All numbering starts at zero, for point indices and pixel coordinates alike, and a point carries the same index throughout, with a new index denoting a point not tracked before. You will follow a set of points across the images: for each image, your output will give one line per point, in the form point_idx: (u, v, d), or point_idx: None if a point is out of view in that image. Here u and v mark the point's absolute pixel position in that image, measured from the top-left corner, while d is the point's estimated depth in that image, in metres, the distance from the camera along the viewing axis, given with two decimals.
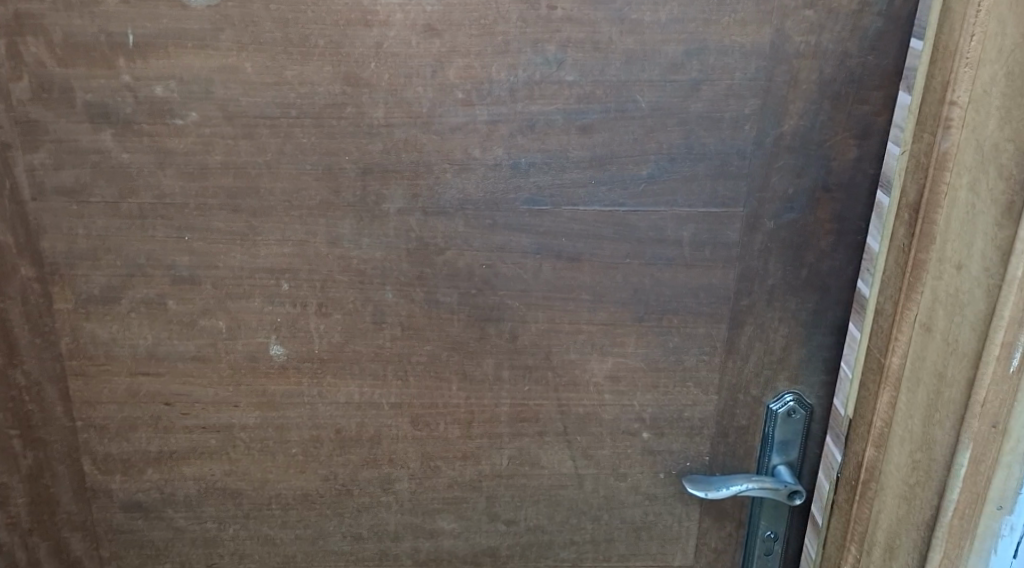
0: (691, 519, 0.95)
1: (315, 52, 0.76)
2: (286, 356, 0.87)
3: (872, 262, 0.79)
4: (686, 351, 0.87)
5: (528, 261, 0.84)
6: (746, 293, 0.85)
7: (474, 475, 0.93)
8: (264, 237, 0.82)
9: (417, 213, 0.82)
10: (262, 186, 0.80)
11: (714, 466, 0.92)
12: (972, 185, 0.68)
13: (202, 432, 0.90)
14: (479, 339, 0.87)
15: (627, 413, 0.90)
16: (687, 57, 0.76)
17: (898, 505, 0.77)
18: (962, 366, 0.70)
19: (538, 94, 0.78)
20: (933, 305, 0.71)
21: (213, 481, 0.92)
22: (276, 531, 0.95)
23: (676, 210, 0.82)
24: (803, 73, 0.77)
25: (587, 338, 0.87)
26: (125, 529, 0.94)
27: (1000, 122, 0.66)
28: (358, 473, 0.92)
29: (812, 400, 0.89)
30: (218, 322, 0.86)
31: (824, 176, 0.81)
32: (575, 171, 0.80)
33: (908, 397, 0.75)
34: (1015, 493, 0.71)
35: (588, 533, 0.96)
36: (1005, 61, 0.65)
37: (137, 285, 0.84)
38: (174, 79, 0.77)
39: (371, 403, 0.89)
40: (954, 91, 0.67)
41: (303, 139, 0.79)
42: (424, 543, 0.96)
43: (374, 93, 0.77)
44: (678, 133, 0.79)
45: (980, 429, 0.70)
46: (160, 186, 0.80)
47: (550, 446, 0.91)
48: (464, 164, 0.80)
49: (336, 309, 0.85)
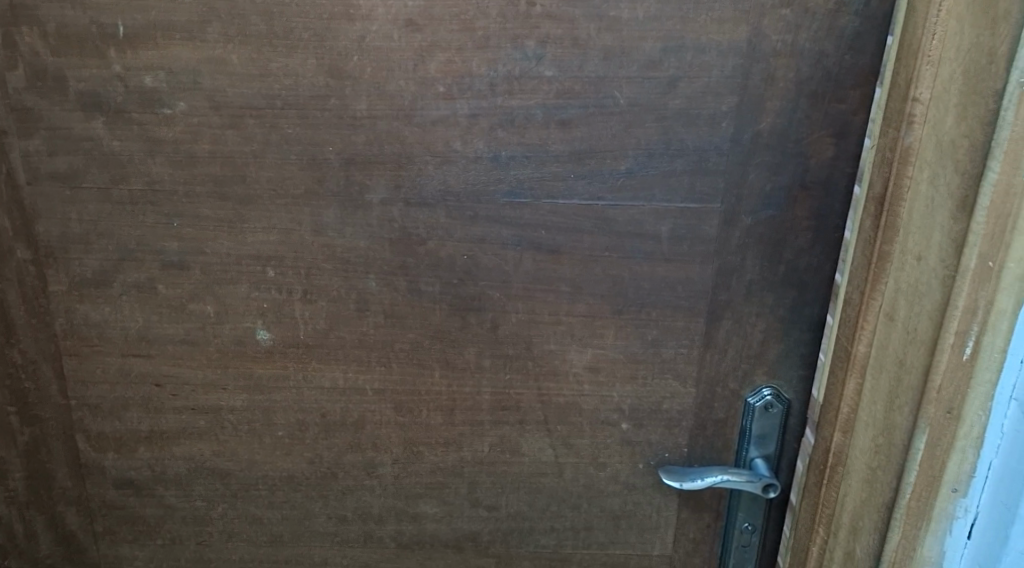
0: (670, 509, 0.97)
1: (299, 45, 0.78)
2: (272, 340, 0.90)
3: (847, 251, 0.81)
4: (664, 344, 0.89)
5: (508, 252, 0.85)
6: (724, 288, 0.86)
7: (456, 461, 0.95)
8: (250, 225, 0.84)
9: (400, 204, 0.83)
10: (249, 174, 0.82)
11: (693, 457, 0.94)
12: (933, 179, 0.68)
13: (192, 413, 0.93)
14: (461, 327, 0.89)
15: (606, 404, 0.91)
16: (665, 54, 0.77)
17: (861, 488, 0.78)
18: (921, 353, 0.71)
19: (518, 89, 0.79)
20: (895, 295, 0.72)
21: (202, 461, 0.95)
22: (262, 512, 0.98)
23: (654, 205, 0.83)
24: (780, 72, 0.78)
25: (567, 329, 0.88)
26: (118, 505, 0.98)
27: (958, 118, 0.66)
28: (343, 457, 0.95)
29: (789, 395, 0.91)
30: (206, 307, 0.88)
31: (802, 174, 0.81)
32: (554, 164, 0.82)
33: (872, 384, 0.76)
34: (968, 475, 0.72)
35: (568, 521, 0.98)
36: (963, 59, 0.65)
37: (128, 269, 0.86)
38: (163, 70, 0.79)
39: (355, 389, 0.92)
40: (916, 89, 0.68)
41: (288, 130, 0.81)
42: (407, 527, 0.98)
43: (356, 86, 0.79)
44: (656, 129, 0.80)
45: (936, 415, 0.71)
46: (150, 172, 0.83)
47: (530, 434, 0.93)
48: (445, 156, 0.82)
49: (321, 297, 0.87)
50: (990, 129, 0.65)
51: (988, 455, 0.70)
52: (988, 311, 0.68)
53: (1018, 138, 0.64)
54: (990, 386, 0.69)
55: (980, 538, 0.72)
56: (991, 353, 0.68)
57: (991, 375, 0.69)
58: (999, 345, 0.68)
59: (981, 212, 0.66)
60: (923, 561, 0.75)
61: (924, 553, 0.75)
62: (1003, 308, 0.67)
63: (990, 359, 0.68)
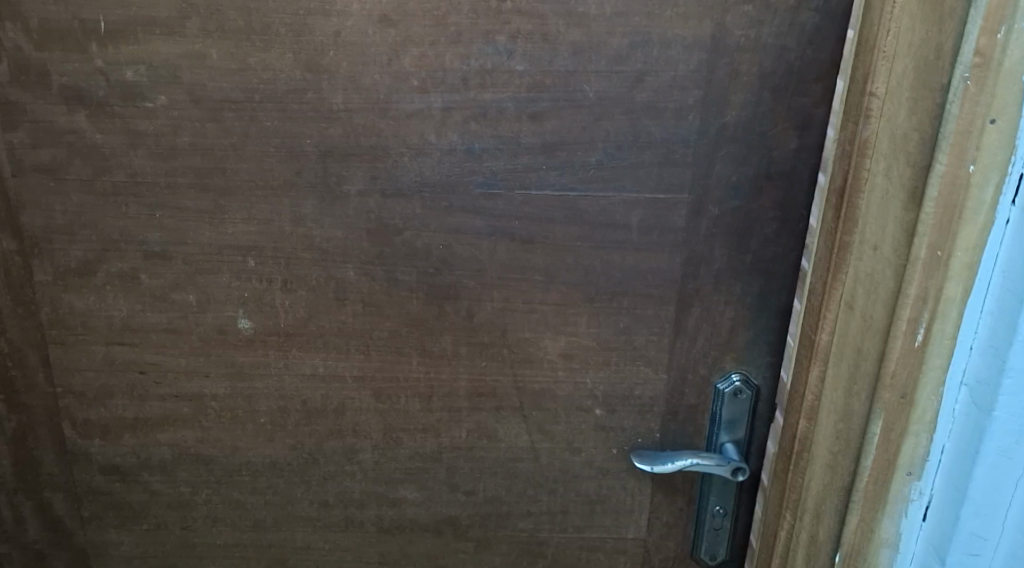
0: (643, 493, 0.99)
1: (276, 39, 0.80)
2: (253, 329, 0.92)
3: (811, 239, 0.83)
4: (636, 332, 0.91)
5: (483, 242, 0.87)
6: (693, 277, 0.89)
7: (434, 446, 0.97)
8: (230, 216, 0.86)
9: (377, 195, 0.86)
10: (229, 166, 0.85)
11: (665, 442, 0.96)
12: (887, 172, 0.71)
13: (175, 400, 0.95)
14: (438, 316, 0.91)
15: (580, 390, 0.94)
16: (632, 49, 0.80)
17: (824, 473, 0.80)
18: (875, 341, 0.75)
19: (490, 83, 0.81)
20: (855, 285, 0.75)
21: (186, 447, 0.98)
22: (245, 497, 1.00)
23: (623, 196, 0.85)
24: (743, 66, 0.80)
25: (541, 317, 0.91)
26: (104, 491, 1.00)
27: (910, 112, 0.69)
28: (324, 443, 0.97)
29: (758, 380, 0.93)
30: (188, 296, 0.90)
31: (766, 166, 0.83)
32: (526, 156, 0.84)
33: (834, 371, 0.77)
34: (921, 460, 0.77)
35: (544, 505, 1.00)
36: (915, 55, 0.68)
37: (112, 259, 0.88)
38: (144, 64, 0.81)
39: (334, 376, 0.94)
40: (872, 83, 0.70)
41: (267, 123, 0.83)
42: (387, 512, 1.01)
43: (333, 79, 0.81)
44: (625, 122, 0.82)
45: (891, 399, 0.76)
46: (132, 165, 0.85)
47: (506, 420, 0.96)
48: (420, 149, 0.84)
49: (300, 286, 0.90)
50: (936, 124, 0.69)
51: (940, 441, 0.76)
52: (938, 299, 0.72)
53: (963, 132, 0.68)
54: (940, 371, 0.74)
55: (935, 519, 0.78)
56: (941, 340, 0.73)
57: (941, 361, 0.73)
58: (949, 332, 0.73)
59: (929, 204, 0.71)
60: (882, 542, 0.80)
61: (882, 533, 0.80)
62: (951, 296, 0.72)
63: (941, 345, 0.73)
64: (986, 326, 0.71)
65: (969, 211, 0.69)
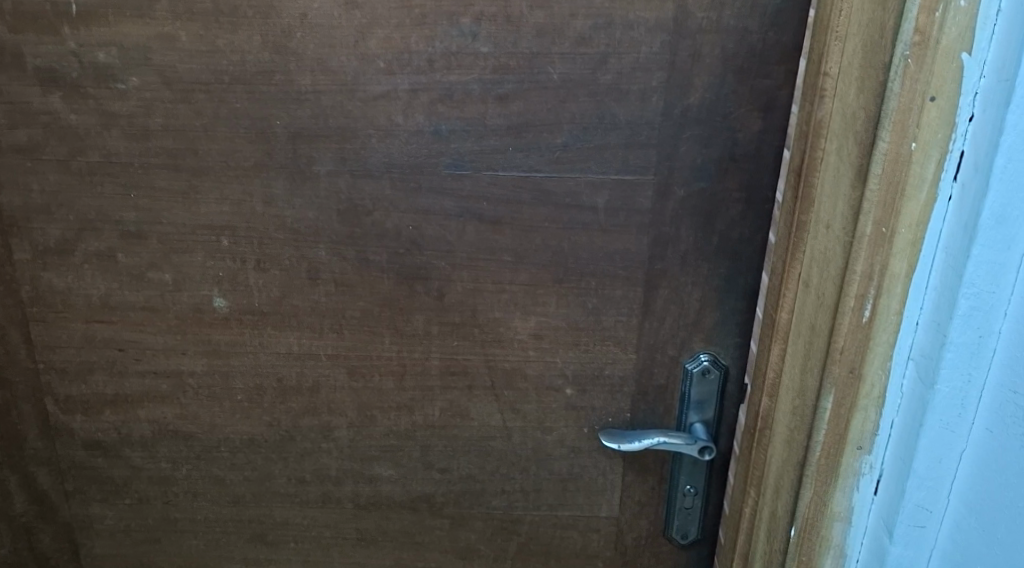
0: (615, 472, 1.00)
1: (243, 22, 0.81)
2: (228, 308, 0.93)
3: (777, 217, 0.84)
4: (605, 312, 0.92)
5: (451, 223, 0.89)
6: (660, 259, 0.89)
7: (408, 424, 0.99)
8: (204, 196, 0.88)
9: (346, 175, 0.87)
10: (201, 147, 0.86)
11: (635, 422, 0.97)
12: (839, 151, 0.72)
13: (154, 376, 0.97)
14: (409, 296, 0.92)
15: (550, 369, 0.95)
16: (595, 31, 0.80)
17: (782, 448, 0.82)
18: (825, 317, 0.76)
19: (455, 64, 0.82)
20: (811, 263, 0.76)
21: (166, 423, 1.00)
22: (224, 473, 1.02)
23: (589, 177, 0.86)
24: (706, 48, 0.80)
25: (510, 297, 0.92)
26: (88, 466, 1.02)
27: (860, 91, 0.70)
28: (300, 420, 0.99)
29: (726, 361, 0.94)
30: (164, 275, 0.92)
31: (731, 148, 0.84)
32: (493, 138, 0.85)
33: (792, 349, 0.79)
34: (871, 434, 0.78)
35: (518, 483, 1.01)
36: (865, 34, 0.69)
37: (89, 239, 0.90)
38: (115, 46, 0.82)
39: (309, 354, 0.96)
40: (827, 63, 0.71)
41: (236, 104, 0.84)
42: (364, 488, 1.02)
43: (300, 61, 0.82)
44: (589, 104, 0.83)
45: (840, 375, 0.77)
46: (106, 145, 0.86)
47: (479, 399, 0.97)
48: (388, 130, 0.85)
49: (273, 266, 0.91)
50: (881, 102, 0.70)
51: (889, 415, 0.77)
52: (883, 275, 0.73)
53: (904, 109, 0.69)
54: (888, 347, 0.75)
55: (885, 493, 0.79)
56: (887, 316, 0.74)
57: (887, 336, 0.75)
58: (894, 308, 0.74)
59: (873, 182, 0.72)
60: (835, 516, 0.82)
61: (836, 508, 0.81)
62: (896, 272, 0.73)
63: (887, 321, 0.74)
64: (931, 302, 0.73)
65: (911, 187, 0.70)
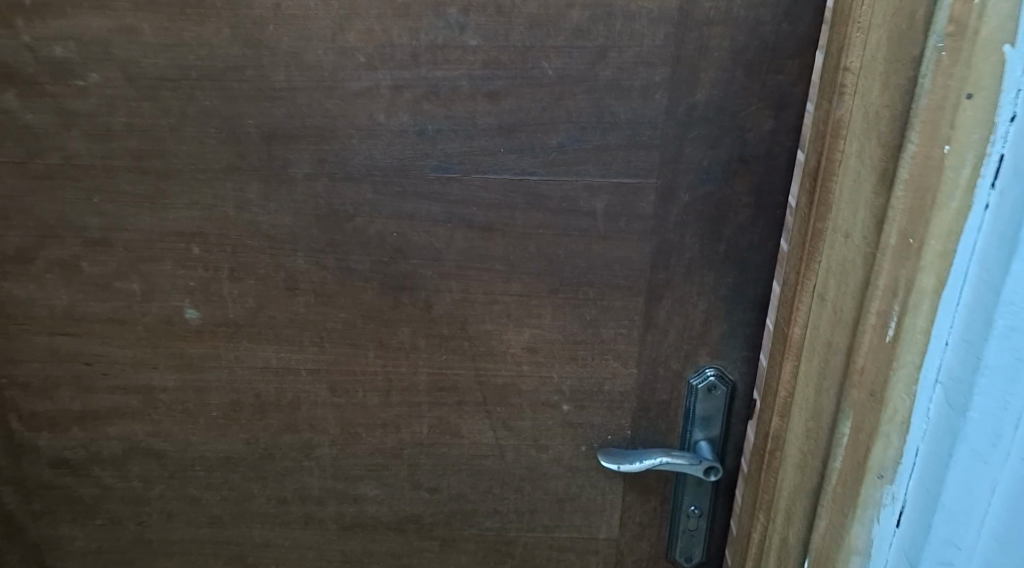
0: (615, 492, 0.94)
1: (211, 13, 0.75)
2: (201, 320, 0.87)
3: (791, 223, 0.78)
4: (604, 324, 0.86)
5: (439, 230, 0.82)
6: (663, 267, 0.83)
7: (395, 442, 0.93)
8: (172, 201, 0.82)
9: (325, 179, 0.81)
10: (168, 149, 0.80)
11: (636, 440, 0.91)
12: (860, 154, 0.66)
13: (124, 392, 0.91)
14: (394, 307, 0.86)
15: (546, 385, 0.89)
16: (593, 22, 0.74)
17: (794, 472, 0.76)
18: (844, 334, 0.70)
19: (441, 59, 0.76)
20: (827, 275, 0.70)
21: (138, 441, 0.94)
22: (200, 493, 0.96)
23: (587, 181, 0.80)
24: (714, 41, 0.74)
25: (503, 309, 0.86)
26: (56, 485, 0.96)
27: (884, 88, 0.64)
28: (279, 438, 0.93)
29: (734, 376, 0.88)
30: (132, 285, 0.86)
31: (740, 148, 0.78)
32: (483, 139, 0.79)
33: (806, 366, 0.74)
34: (894, 462, 0.69)
35: (512, 503, 0.95)
36: (890, 26, 0.63)
37: (51, 246, 0.84)
38: (73, 40, 0.76)
39: (288, 369, 0.90)
40: (847, 57, 0.66)
41: (205, 102, 0.78)
42: (348, 509, 0.96)
43: (274, 56, 0.76)
44: (587, 102, 0.77)
45: (859, 397, 0.70)
46: (66, 147, 0.80)
47: (469, 415, 0.91)
48: (369, 130, 0.79)
49: (248, 275, 0.85)
50: (909, 100, 0.63)
51: (914, 442, 0.68)
52: (908, 290, 0.65)
53: (935, 107, 0.62)
54: (914, 368, 0.66)
55: (909, 527, 0.70)
56: (913, 335, 0.66)
57: (913, 357, 0.66)
58: (921, 326, 0.65)
59: (899, 187, 0.65)
60: (852, 549, 0.73)
61: (854, 541, 0.72)
62: (925, 286, 0.65)
63: (913, 340, 0.66)
64: (962, 317, 0.64)
65: (943, 194, 0.62)
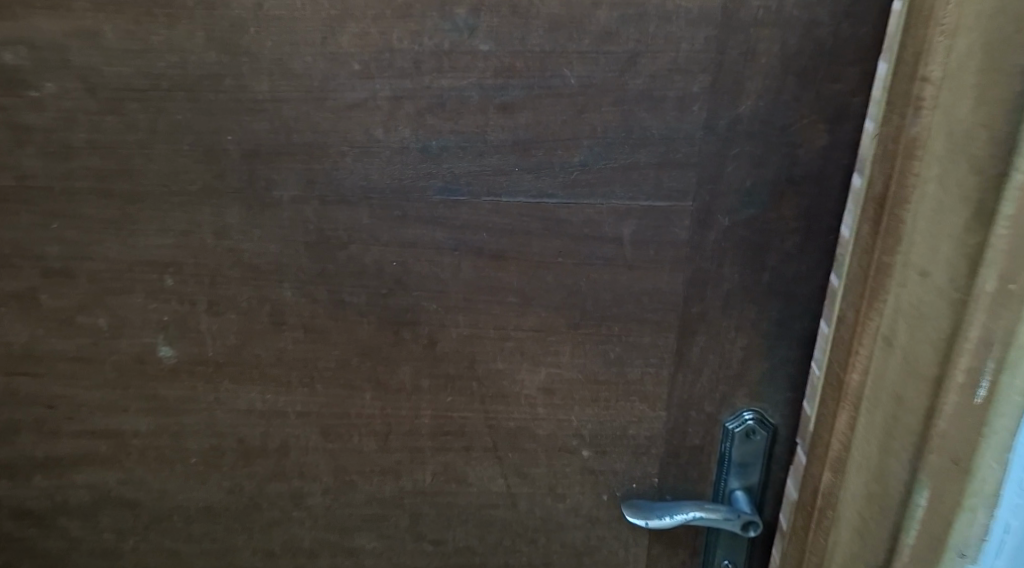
0: (639, 545, 0.85)
1: (183, 14, 0.65)
2: (177, 358, 0.78)
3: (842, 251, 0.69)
4: (630, 363, 0.76)
5: (444, 258, 0.73)
6: (697, 300, 0.74)
7: (395, 491, 0.83)
8: (142, 227, 0.72)
9: (315, 202, 0.71)
10: (136, 168, 0.70)
11: (665, 489, 0.82)
12: (943, 179, 0.56)
13: (91, 437, 0.81)
14: (394, 344, 0.77)
15: (563, 429, 0.80)
16: (623, 24, 0.64)
17: (852, 539, 0.67)
18: (921, 392, 0.60)
19: (448, 66, 0.66)
20: (895, 317, 0.61)
21: (107, 489, 0.84)
22: (178, 545, 0.86)
23: (613, 204, 0.70)
24: (762, 45, 0.65)
25: (516, 346, 0.76)
26: (17, 537, 0.86)
27: (976, 103, 0.54)
28: (266, 486, 0.83)
29: (775, 420, 0.78)
30: (98, 320, 0.76)
31: (789, 167, 0.68)
32: (495, 157, 0.69)
33: (867, 419, 0.64)
34: (978, 540, 0.62)
35: (525, 557, 0.85)
36: (985, 29, 0.53)
37: (5, 277, 0.75)
38: (24, 45, 0.66)
39: (275, 412, 0.80)
40: (927, 65, 0.56)
41: (177, 116, 0.68)
42: (342, 563, 0.86)
43: (255, 63, 0.66)
44: (614, 115, 0.67)
45: (940, 463, 0.61)
46: (20, 166, 0.70)
47: (478, 462, 0.81)
48: (365, 147, 0.69)
49: (229, 309, 0.75)
50: (1012, 119, 0.53)
51: (1003, 518, 0.61)
52: (1005, 346, 0.57)
53: None
54: (1009, 435, 0.59)
55: None
56: (1009, 397, 0.58)
57: (1009, 423, 0.58)
58: (1019, 388, 0.58)
59: (999, 225, 0.55)
60: None
61: None
62: None
63: (1008, 403, 0.58)
64: None
65: None
